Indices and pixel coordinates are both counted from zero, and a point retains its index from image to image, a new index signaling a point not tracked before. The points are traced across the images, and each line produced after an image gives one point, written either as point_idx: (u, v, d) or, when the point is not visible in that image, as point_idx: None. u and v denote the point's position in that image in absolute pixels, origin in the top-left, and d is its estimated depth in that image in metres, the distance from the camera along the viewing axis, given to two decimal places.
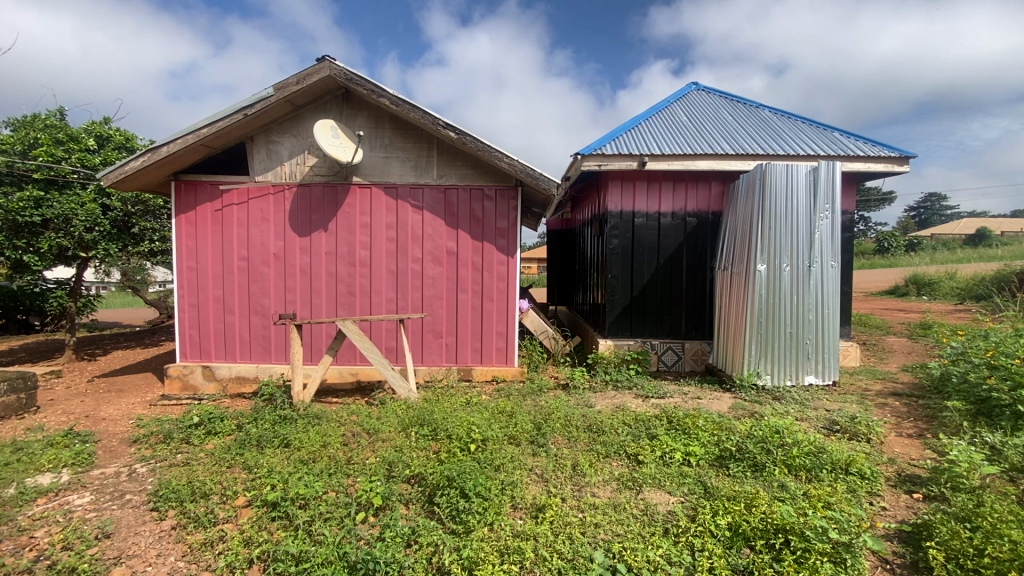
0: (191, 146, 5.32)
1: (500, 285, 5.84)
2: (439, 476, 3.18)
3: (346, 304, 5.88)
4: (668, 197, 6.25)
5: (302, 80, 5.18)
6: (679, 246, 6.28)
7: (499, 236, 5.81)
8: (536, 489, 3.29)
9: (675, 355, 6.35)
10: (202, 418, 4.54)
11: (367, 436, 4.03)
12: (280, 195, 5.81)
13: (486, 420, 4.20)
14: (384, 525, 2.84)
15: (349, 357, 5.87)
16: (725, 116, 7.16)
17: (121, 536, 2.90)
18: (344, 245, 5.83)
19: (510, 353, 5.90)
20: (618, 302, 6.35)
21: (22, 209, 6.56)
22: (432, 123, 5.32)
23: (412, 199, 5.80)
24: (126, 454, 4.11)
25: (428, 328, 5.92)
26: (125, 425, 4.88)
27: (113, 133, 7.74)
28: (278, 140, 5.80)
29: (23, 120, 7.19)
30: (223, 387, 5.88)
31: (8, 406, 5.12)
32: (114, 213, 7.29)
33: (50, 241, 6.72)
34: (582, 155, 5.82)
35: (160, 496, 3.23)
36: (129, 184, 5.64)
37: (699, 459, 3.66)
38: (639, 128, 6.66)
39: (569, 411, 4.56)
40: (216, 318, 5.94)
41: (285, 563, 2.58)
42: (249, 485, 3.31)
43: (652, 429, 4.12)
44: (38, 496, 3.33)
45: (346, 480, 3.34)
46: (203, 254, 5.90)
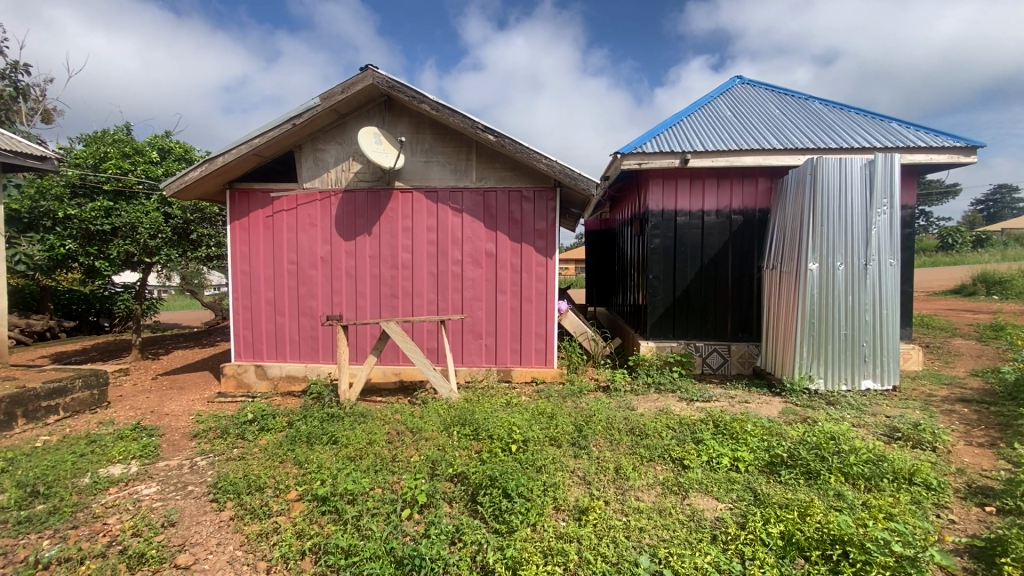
0: (244, 156, 5.59)
1: (540, 286, 5.83)
2: (482, 475, 3.21)
3: (389, 306, 6.03)
4: (712, 195, 6.08)
5: (346, 89, 5.36)
6: (724, 245, 6.10)
7: (537, 237, 5.81)
8: (578, 492, 3.26)
9: (720, 358, 6.18)
10: (256, 415, 4.75)
11: (411, 435, 4.10)
12: (326, 201, 6.02)
13: (526, 421, 4.21)
14: (429, 522, 2.88)
15: (393, 358, 6.01)
16: (772, 110, 6.90)
17: (184, 525, 3.07)
18: (387, 248, 5.98)
19: (550, 355, 5.87)
20: (660, 302, 6.23)
21: (94, 218, 7.08)
22: (472, 127, 5.38)
23: (452, 202, 5.88)
24: (187, 448, 4.36)
25: (468, 329, 5.98)
26: (185, 420, 5.16)
27: (173, 146, 8.24)
28: (325, 148, 6.01)
29: (95, 136, 7.75)
30: (274, 385, 6.14)
31: (83, 402, 5.53)
32: (175, 221, 7.74)
33: (118, 248, 7.22)
34: (622, 153, 5.73)
35: (219, 488, 3.40)
36: (189, 194, 5.98)
37: (748, 465, 3.53)
38: (681, 125, 6.51)
39: (611, 414, 4.50)
40: (267, 319, 6.20)
41: (335, 556, 2.66)
42: (301, 479, 3.44)
43: (698, 434, 4.00)
44: (110, 485, 3.58)
45: (392, 477, 3.41)
46: (256, 259, 6.18)
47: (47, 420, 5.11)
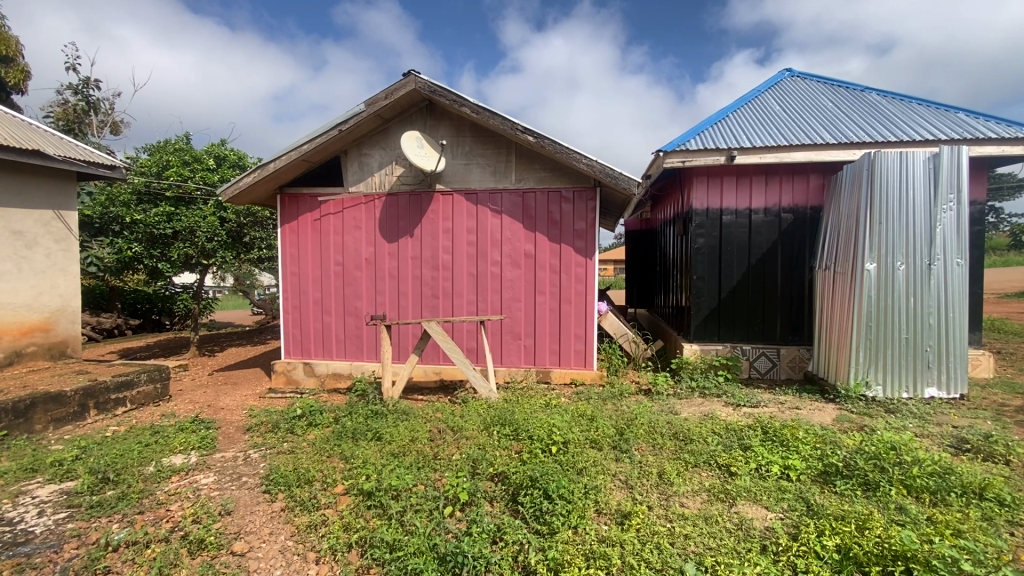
0: (294, 162, 5.83)
1: (579, 287, 5.79)
2: (522, 475, 3.21)
3: (430, 306, 6.13)
4: (759, 192, 5.87)
5: (389, 95, 5.49)
6: (772, 245, 5.88)
7: (577, 238, 5.77)
8: (620, 496, 3.21)
9: (769, 361, 5.95)
10: (304, 410, 4.93)
11: (452, 433, 4.15)
12: (370, 204, 6.18)
13: (567, 423, 4.18)
14: (471, 520, 2.90)
15: (433, 357, 6.11)
16: (824, 103, 6.59)
17: (239, 514, 3.22)
18: (428, 249, 6.08)
19: (590, 357, 5.81)
20: (705, 304, 6.06)
21: (157, 222, 7.55)
22: (511, 129, 5.40)
23: (491, 203, 5.93)
24: (242, 440, 4.57)
25: (507, 330, 6.00)
26: (239, 414, 5.42)
27: (228, 153, 8.67)
28: (369, 153, 6.18)
29: (158, 146, 8.25)
30: (321, 382, 6.37)
31: (148, 394, 5.90)
32: (230, 224, 8.15)
33: (179, 251, 7.67)
34: (664, 151, 5.61)
35: (271, 480, 3.55)
36: (244, 199, 6.28)
37: (801, 474, 3.38)
38: (726, 121, 6.31)
39: (653, 418, 4.41)
40: (315, 319, 6.43)
41: (381, 550, 2.73)
42: (347, 474, 3.54)
43: (745, 440, 3.87)
44: (172, 474, 3.80)
45: (434, 474, 3.46)
46: (304, 260, 6.41)
47: (116, 411, 5.48)
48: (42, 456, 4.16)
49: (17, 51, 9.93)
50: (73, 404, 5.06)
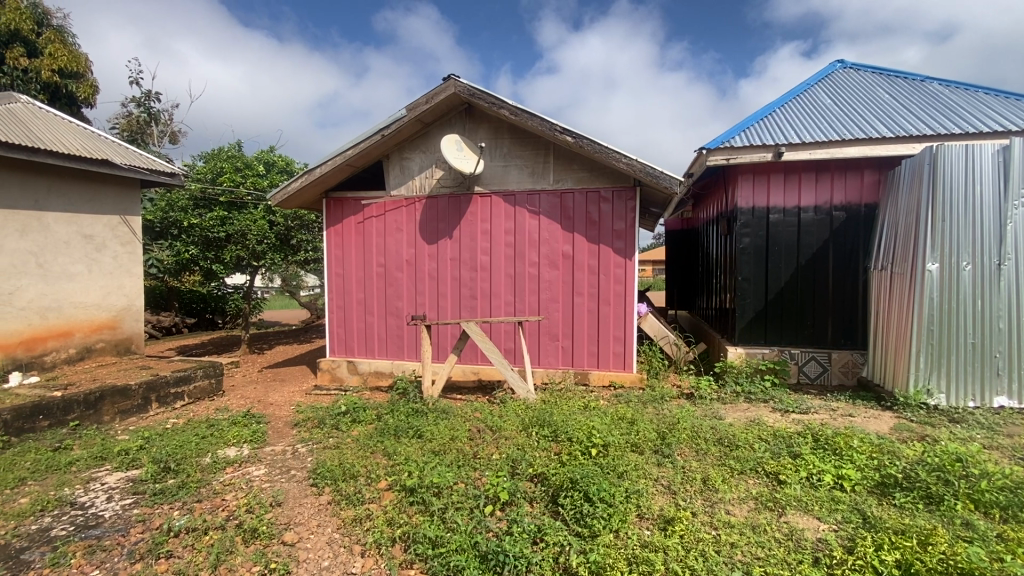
0: (339, 166, 6.02)
1: (618, 289, 5.72)
2: (562, 477, 3.20)
3: (469, 307, 6.20)
4: (808, 190, 5.64)
5: (430, 99, 5.60)
6: (823, 244, 5.63)
7: (616, 238, 5.70)
8: (663, 501, 3.15)
9: (819, 366, 5.69)
10: (348, 407, 5.09)
11: (491, 432, 4.19)
12: (411, 206, 6.31)
13: (606, 425, 4.13)
14: (511, 519, 2.91)
15: (472, 357, 6.17)
16: (880, 95, 6.26)
17: (289, 505, 3.35)
18: (467, 251, 6.15)
19: (629, 359, 5.72)
20: (750, 306, 5.85)
21: (212, 226, 7.96)
22: (550, 129, 5.39)
23: (529, 204, 5.93)
24: (290, 435, 4.76)
25: (545, 331, 5.99)
26: (287, 410, 5.64)
27: (277, 159, 9.03)
28: (410, 156, 6.31)
29: (213, 154, 8.68)
30: (364, 380, 6.55)
31: (204, 389, 6.23)
32: (278, 227, 8.50)
33: (231, 253, 8.06)
34: (707, 149, 5.46)
35: (318, 474, 3.68)
36: (292, 203, 6.54)
37: (856, 485, 3.22)
38: (773, 116, 6.09)
39: (696, 422, 4.30)
40: (358, 318, 6.61)
41: (423, 546, 2.78)
42: (390, 470, 3.63)
43: (795, 448, 3.73)
44: (227, 466, 3.99)
45: (474, 473, 3.49)
46: (348, 261, 6.61)
47: (175, 404, 5.81)
48: (110, 446, 4.45)
49: (87, 68, 10.65)
50: (137, 398, 5.40)
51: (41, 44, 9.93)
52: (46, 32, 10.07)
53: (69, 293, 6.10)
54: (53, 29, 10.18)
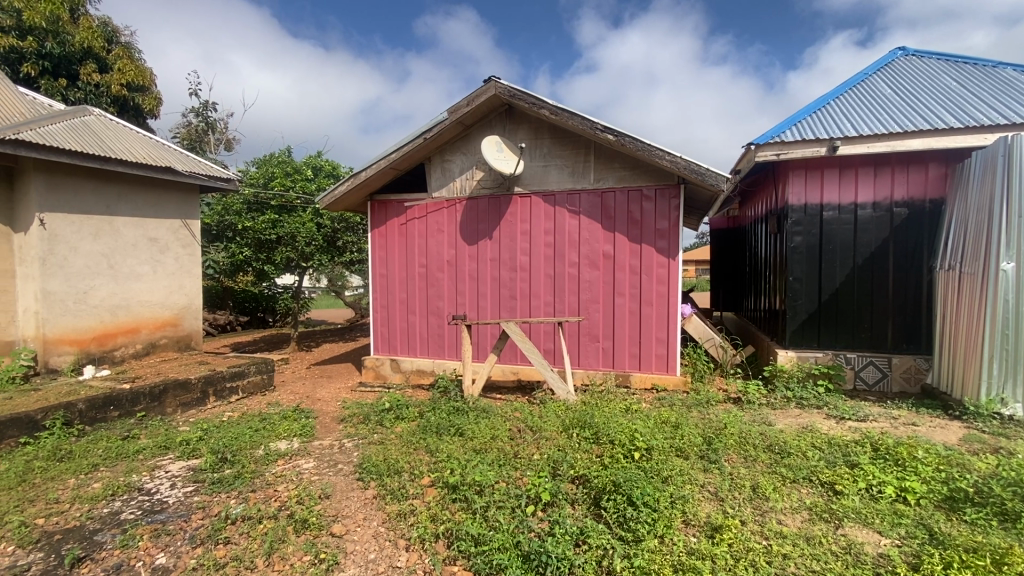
0: (383, 170, 6.18)
1: (661, 289, 5.59)
2: (605, 479, 3.16)
3: (509, 307, 6.22)
4: (866, 186, 5.35)
5: (471, 102, 5.66)
6: (882, 243, 5.32)
7: (658, 238, 5.58)
8: (710, 508, 3.06)
9: (878, 372, 5.39)
10: (391, 404, 5.21)
11: (532, 433, 4.18)
12: (452, 208, 6.40)
13: (649, 429, 4.04)
14: (554, 520, 2.90)
15: (512, 357, 6.19)
16: (947, 83, 5.86)
17: (337, 498, 3.46)
18: (507, 251, 6.17)
19: (672, 361, 5.58)
20: (802, 307, 5.59)
21: (264, 229, 8.32)
22: (591, 128, 5.34)
23: (569, 204, 5.90)
24: (337, 430, 4.91)
25: (585, 332, 5.94)
26: (334, 405, 5.83)
27: (324, 164, 9.35)
28: (451, 158, 6.40)
29: (265, 159, 9.07)
30: (407, 378, 6.68)
31: (258, 383, 6.52)
32: (325, 229, 8.81)
33: (282, 254, 8.40)
34: (756, 144, 5.27)
35: (364, 468, 3.78)
36: (339, 206, 6.76)
37: (920, 498, 3.02)
38: (827, 108, 5.81)
39: (744, 428, 4.15)
40: (401, 318, 6.76)
41: (466, 543, 2.80)
42: (433, 467, 3.68)
43: (853, 457, 3.54)
44: (278, 458, 4.16)
45: (515, 472, 3.49)
46: (391, 262, 6.76)
47: (230, 398, 6.12)
48: (173, 436, 4.73)
49: (151, 81, 11.35)
50: (196, 391, 5.71)
51: (111, 60, 10.64)
52: (114, 49, 10.78)
53: (136, 292, 6.53)
54: (121, 46, 10.89)
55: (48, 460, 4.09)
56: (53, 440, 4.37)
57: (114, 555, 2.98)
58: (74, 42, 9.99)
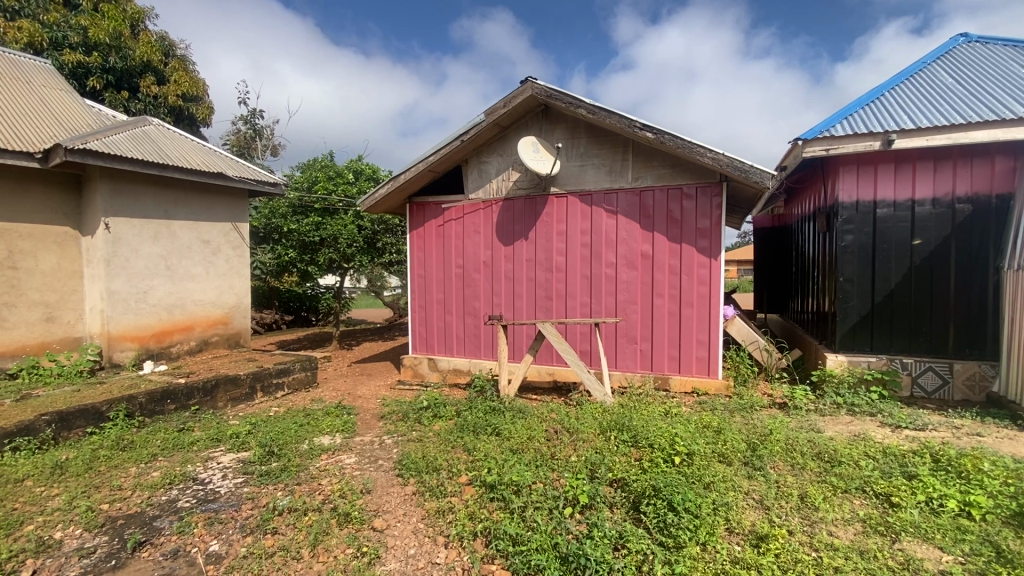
0: (421, 172, 6.29)
1: (702, 290, 5.45)
2: (644, 484, 3.11)
3: (545, 308, 6.20)
4: (924, 181, 5.06)
5: (508, 103, 5.69)
6: (943, 241, 5.02)
7: (699, 237, 5.45)
8: (755, 516, 2.96)
9: (938, 378, 5.09)
10: (429, 403, 5.29)
11: (569, 434, 4.15)
12: (488, 209, 6.44)
13: (690, 433, 3.94)
14: (592, 523, 2.87)
15: (548, 358, 6.17)
16: (1016, 69, 5.47)
17: (377, 493, 3.54)
18: (543, 252, 6.16)
19: (713, 364, 5.43)
20: (853, 309, 5.33)
21: (308, 231, 8.58)
22: (629, 126, 5.26)
23: (607, 204, 5.83)
24: (377, 426, 5.03)
25: (623, 333, 5.86)
26: (374, 403, 5.97)
27: (364, 167, 9.59)
28: (488, 160, 6.44)
29: (309, 164, 9.39)
30: (444, 376, 6.77)
31: (302, 380, 6.75)
32: (366, 231, 9.04)
33: (325, 256, 8.65)
34: (803, 139, 5.06)
35: (404, 465, 3.86)
36: (379, 209, 6.92)
37: (987, 514, 2.83)
38: (881, 100, 5.53)
39: (791, 434, 4.00)
40: (438, 317, 6.86)
41: (504, 542, 2.81)
42: (470, 466, 3.72)
43: (910, 469, 3.34)
44: (322, 453, 4.30)
45: (552, 474, 3.48)
46: (429, 263, 6.87)
47: (276, 394, 6.36)
48: (224, 429, 4.95)
49: (204, 91, 11.93)
50: (245, 386, 5.97)
51: (168, 72, 11.25)
52: (171, 62, 11.38)
53: (191, 291, 6.88)
54: (177, 59, 11.51)
55: (112, 449, 4.36)
56: (117, 431, 4.66)
57: (171, 540, 3.15)
58: (135, 57, 10.60)
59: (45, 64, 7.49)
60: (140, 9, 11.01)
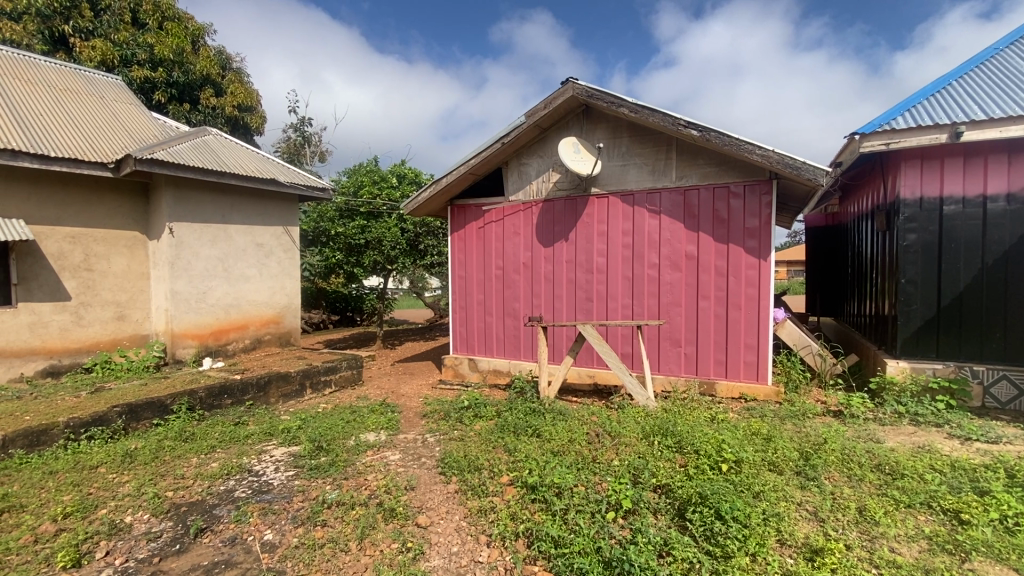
0: (462, 175, 6.38)
1: (750, 292, 5.27)
2: (690, 491, 3.04)
3: (585, 309, 6.15)
4: (997, 175, 4.71)
5: (548, 104, 5.69)
6: (1019, 239, 4.66)
7: (747, 237, 5.27)
8: (809, 528, 2.84)
9: (1014, 388, 4.72)
10: (470, 403, 5.35)
11: (611, 438, 4.10)
12: (528, 211, 6.46)
13: (738, 440, 3.82)
14: (636, 529, 2.83)
15: (588, 360, 6.11)
16: None
17: (421, 490, 3.61)
18: (583, 252, 6.12)
19: (762, 369, 5.24)
20: (917, 313, 5.00)
21: (354, 234, 8.87)
22: (673, 124, 5.16)
23: (649, 204, 5.73)
24: (420, 425, 5.13)
25: (666, 336, 5.74)
26: (416, 401, 6.09)
27: (407, 171, 9.82)
28: (528, 162, 6.46)
29: (355, 169, 9.70)
30: (484, 377, 6.83)
31: (348, 378, 6.97)
32: (409, 233, 9.25)
33: (370, 258, 8.91)
34: (861, 134, 4.81)
35: (446, 463, 3.93)
36: (421, 212, 7.06)
37: None
38: (948, 89, 5.18)
39: (848, 444, 3.81)
40: (478, 318, 6.93)
41: (546, 544, 2.81)
42: (512, 466, 3.74)
43: (982, 484, 3.12)
44: (368, 449, 4.43)
45: (594, 477, 3.45)
46: (469, 264, 6.95)
47: (324, 391, 6.60)
48: (276, 424, 5.18)
49: (257, 101, 12.55)
50: (296, 383, 6.23)
51: (225, 84, 11.91)
52: (228, 75, 12.06)
53: (246, 292, 7.23)
54: (233, 72, 12.18)
55: (176, 440, 4.65)
56: (180, 423, 4.96)
57: (229, 528, 3.33)
58: (196, 71, 11.26)
59: (116, 80, 8.05)
60: (200, 26, 11.71)
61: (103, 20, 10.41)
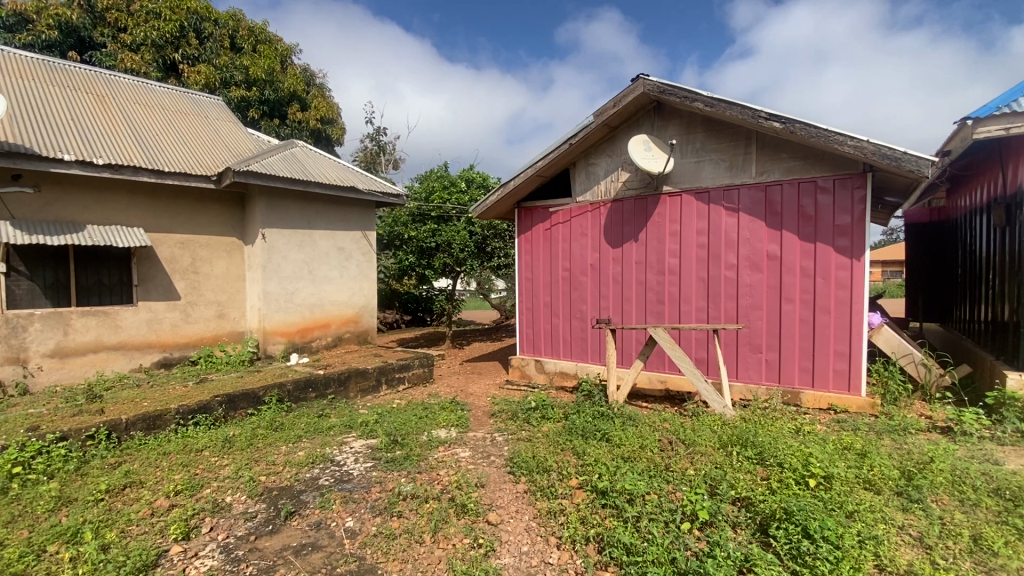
0: (529, 178, 6.42)
1: (841, 294, 4.88)
2: (774, 505, 2.87)
3: (656, 312, 5.97)
4: None
5: (618, 102, 5.59)
6: None
7: (837, 235, 4.88)
8: (913, 555, 2.58)
9: None
10: (538, 404, 5.38)
11: (685, 446, 3.95)
12: (597, 211, 6.38)
13: (828, 454, 3.54)
14: (714, 542, 2.71)
15: (659, 365, 5.93)
16: None
17: (491, 488, 3.68)
18: (654, 253, 5.95)
19: (854, 378, 4.83)
20: None
21: (425, 237, 9.20)
22: (752, 117, 4.89)
23: (726, 201, 5.47)
24: (488, 423, 5.22)
25: (744, 341, 5.44)
26: (485, 401, 6.20)
27: (476, 176, 10.04)
28: (597, 161, 6.39)
29: (426, 175, 10.07)
30: (551, 379, 6.83)
31: (420, 375, 7.22)
32: (477, 236, 9.44)
33: (440, 260, 9.19)
34: (974, 118, 4.30)
35: (515, 462, 3.98)
36: (489, 215, 7.19)
37: None
38: None
39: (959, 464, 3.42)
40: (545, 320, 6.93)
41: (619, 550, 2.77)
42: (580, 469, 3.70)
43: None
44: (439, 445, 4.57)
45: (667, 485, 3.33)
46: (536, 266, 6.98)
47: (398, 387, 6.89)
48: (355, 417, 5.48)
49: (337, 114, 13.39)
50: (372, 378, 6.55)
51: (310, 99, 12.81)
52: (312, 91, 13.00)
53: (328, 293, 7.71)
54: (316, 87, 13.11)
55: (268, 429, 5.05)
56: (271, 413, 5.39)
57: (315, 513, 3.56)
58: (284, 88, 12.22)
59: (218, 101, 8.89)
60: (288, 47, 12.70)
61: (207, 46, 11.44)
